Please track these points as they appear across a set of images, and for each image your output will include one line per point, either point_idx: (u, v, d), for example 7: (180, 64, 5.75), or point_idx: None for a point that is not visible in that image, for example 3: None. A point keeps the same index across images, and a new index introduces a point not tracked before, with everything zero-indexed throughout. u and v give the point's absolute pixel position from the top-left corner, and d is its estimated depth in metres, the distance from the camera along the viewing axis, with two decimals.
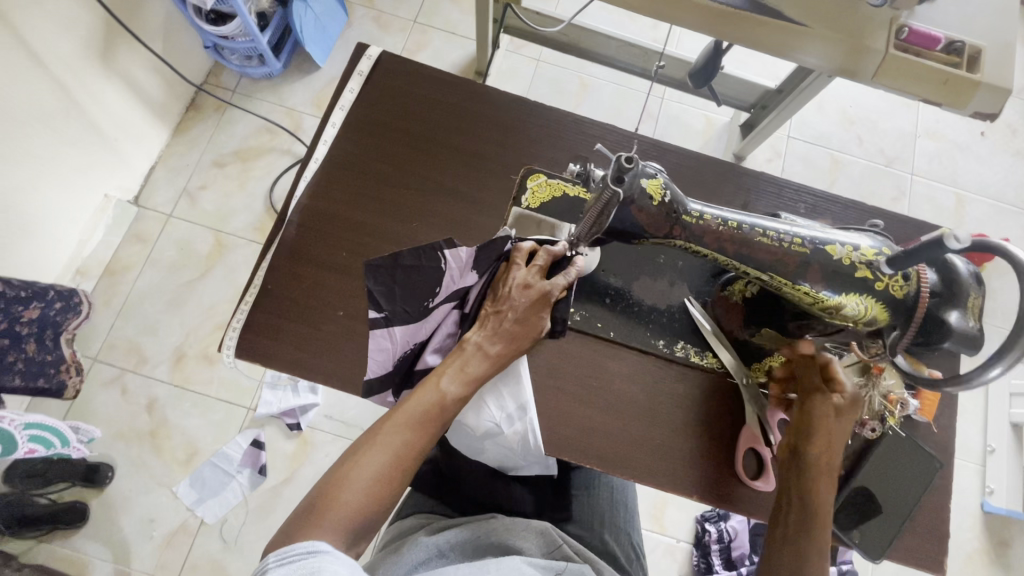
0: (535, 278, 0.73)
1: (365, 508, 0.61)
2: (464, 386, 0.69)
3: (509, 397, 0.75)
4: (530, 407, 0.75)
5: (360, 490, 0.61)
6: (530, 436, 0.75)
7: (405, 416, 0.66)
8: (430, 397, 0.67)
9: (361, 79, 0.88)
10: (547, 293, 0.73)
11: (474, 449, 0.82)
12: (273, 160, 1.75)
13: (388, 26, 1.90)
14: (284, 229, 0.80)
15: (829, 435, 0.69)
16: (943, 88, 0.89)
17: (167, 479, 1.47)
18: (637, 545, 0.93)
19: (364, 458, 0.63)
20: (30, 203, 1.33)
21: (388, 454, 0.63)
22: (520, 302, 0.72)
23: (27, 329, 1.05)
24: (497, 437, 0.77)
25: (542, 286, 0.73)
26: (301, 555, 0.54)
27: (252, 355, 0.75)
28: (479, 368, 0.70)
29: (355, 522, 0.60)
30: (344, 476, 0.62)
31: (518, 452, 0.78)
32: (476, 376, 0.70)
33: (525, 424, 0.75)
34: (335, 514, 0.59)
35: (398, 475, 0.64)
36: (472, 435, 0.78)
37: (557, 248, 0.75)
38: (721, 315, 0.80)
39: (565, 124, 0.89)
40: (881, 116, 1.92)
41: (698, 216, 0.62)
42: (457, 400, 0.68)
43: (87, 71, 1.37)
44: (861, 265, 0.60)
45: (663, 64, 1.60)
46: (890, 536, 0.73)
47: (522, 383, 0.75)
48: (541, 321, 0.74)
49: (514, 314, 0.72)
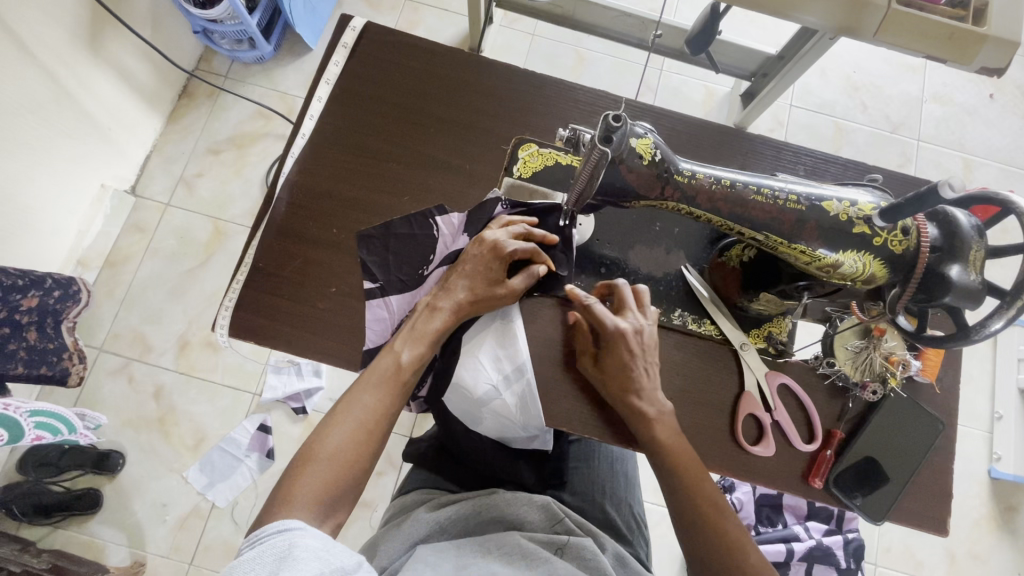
0: (497, 234, 0.74)
1: (336, 477, 0.62)
2: (418, 345, 0.71)
3: (506, 358, 0.76)
4: (527, 368, 0.76)
5: (328, 458, 0.62)
6: (528, 395, 0.76)
7: (366, 382, 0.68)
8: (386, 362, 0.70)
9: (347, 52, 0.86)
10: (498, 246, 0.73)
11: (474, 420, 0.81)
12: (269, 145, 1.74)
13: (379, 4, 1.86)
14: (273, 208, 0.79)
15: (639, 417, 0.71)
16: (948, 43, 0.86)
17: (177, 464, 1.49)
18: (638, 515, 0.93)
19: (329, 428, 0.65)
20: (26, 194, 1.32)
21: (351, 419, 0.65)
22: (475, 254, 0.73)
23: (27, 318, 1.05)
24: (495, 402, 0.77)
25: (492, 237, 0.73)
26: (272, 534, 0.54)
27: (247, 334, 0.75)
28: (431, 324, 0.72)
29: (328, 495, 0.61)
30: (310, 451, 0.63)
31: (516, 420, 0.78)
32: (429, 333, 0.71)
33: (524, 383, 0.76)
34: (306, 488, 0.60)
35: (364, 440, 0.65)
36: (470, 404, 0.78)
37: (537, 231, 0.76)
38: (719, 282, 0.78)
39: (558, 91, 0.87)
40: (886, 81, 1.87)
41: (690, 175, 0.60)
42: (414, 360, 0.70)
43: (76, 59, 1.36)
44: (859, 221, 0.58)
45: (660, 33, 1.56)
46: (891, 497, 0.73)
47: (518, 344, 0.76)
48: (498, 278, 0.74)
49: (466, 268, 0.73)
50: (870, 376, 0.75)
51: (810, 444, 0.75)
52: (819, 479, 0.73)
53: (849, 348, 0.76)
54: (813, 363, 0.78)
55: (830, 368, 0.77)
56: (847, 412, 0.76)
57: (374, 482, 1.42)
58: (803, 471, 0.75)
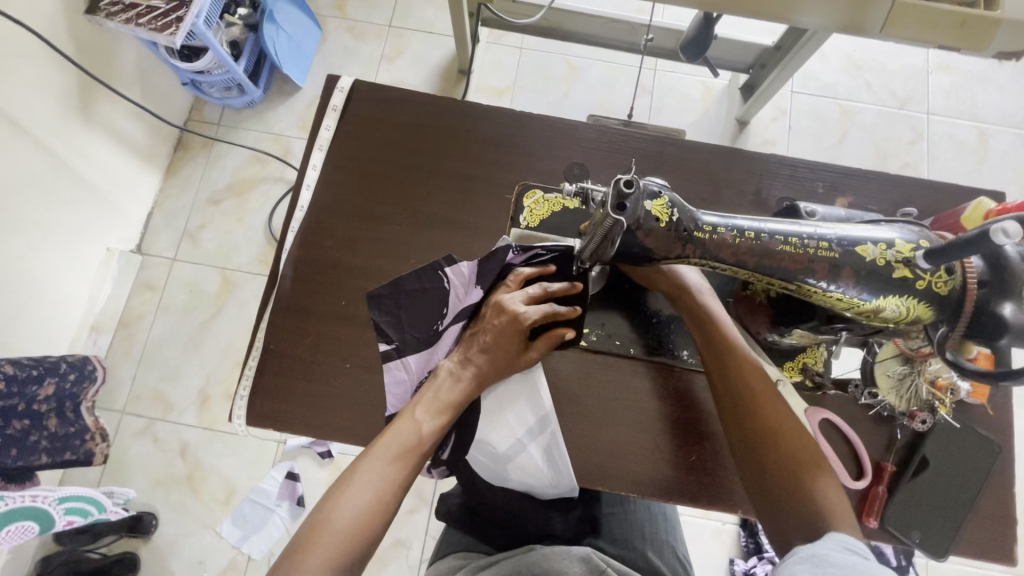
0: (515, 300, 0.72)
1: (348, 549, 0.58)
2: (441, 415, 0.67)
3: (527, 409, 0.74)
4: (551, 419, 0.73)
5: (343, 527, 0.58)
6: (554, 448, 0.73)
7: (384, 450, 0.64)
8: (406, 431, 0.65)
9: (337, 114, 0.83)
10: (518, 315, 0.70)
11: (499, 475, 0.78)
12: (268, 189, 1.72)
13: (363, 35, 1.83)
14: (279, 285, 0.77)
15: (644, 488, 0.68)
16: (961, 30, 0.81)
17: (210, 519, 1.48)
18: (683, 557, 0.90)
19: (345, 494, 0.60)
20: (36, 271, 1.32)
21: (368, 489, 0.61)
22: (496, 323, 0.71)
23: (46, 407, 1.05)
24: (518, 456, 0.74)
25: (511, 304, 0.71)
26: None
27: (264, 420, 0.73)
28: (454, 394, 0.69)
29: (340, 564, 0.57)
30: (323, 518, 0.59)
31: (545, 476, 0.75)
32: (452, 404, 0.68)
33: (549, 434, 0.73)
34: (317, 557, 0.56)
35: (380, 513, 0.61)
36: (493, 459, 0.75)
37: (554, 286, 0.74)
38: (746, 317, 0.74)
39: (559, 130, 0.84)
40: (889, 56, 1.81)
41: (711, 229, 0.57)
42: (434, 432, 0.66)
43: (70, 131, 1.35)
44: (898, 263, 0.54)
45: (652, 36, 1.52)
46: (952, 531, 0.69)
47: (541, 395, 0.74)
48: (518, 347, 0.72)
49: (488, 336, 0.70)
50: (917, 405, 0.71)
51: (860, 480, 0.71)
52: (873, 518, 0.69)
53: (892, 375, 0.72)
54: (853, 392, 0.74)
55: (873, 398, 0.73)
56: (895, 442, 0.73)
57: (408, 522, 1.41)
58: (856, 508, 0.71)
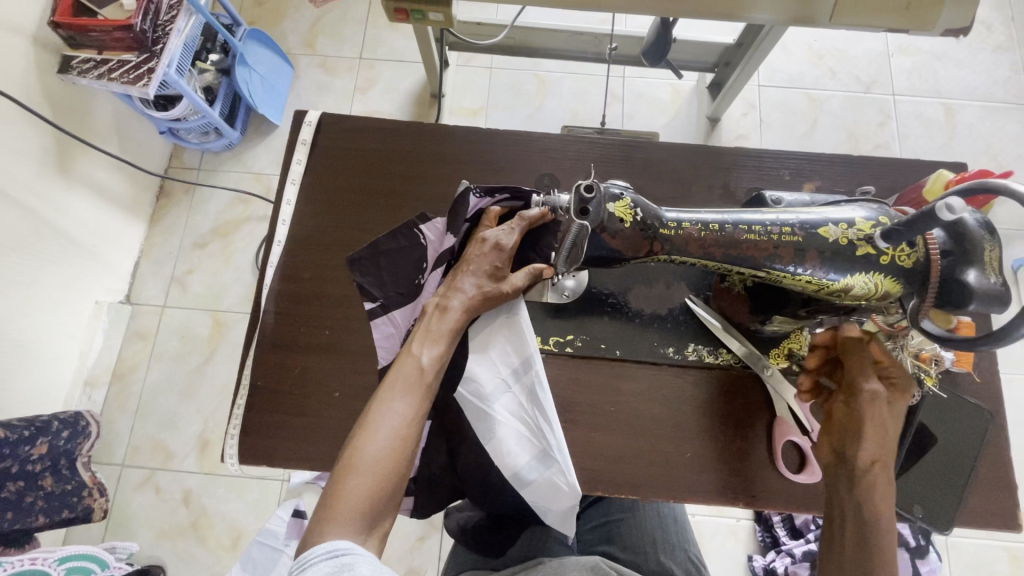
0: (496, 232, 0.69)
1: (379, 489, 0.55)
2: (438, 345, 0.64)
3: (512, 348, 0.73)
4: (535, 360, 0.72)
5: (371, 470, 0.55)
6: (540, 389, 0.72)
7: (391, 388, 0.60)
8: (408, 366, 0.61)
9: (307, 148, 0.85)
10: (500, 243, 0.69)
11: (486, 434, 0.72)
12: (253, 227, 1.73)
13: (335, 69, 1.86)
14: (262, 320, 0.78)
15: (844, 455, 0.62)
16: (906, 13, 0.83)
17: (219, 566, 1.46)
18: (695, 557, 0.89)
19: (365, 436, 0.56)
20: (26, 331, 1.32)
21: (386, 430, 0.57)
22: (482, 253, 0.68)
23: (40, 466, 1.05)
24: (504, 399, 0.72)
25: (491, 235, 0.69)
26: (321, 557, 0.49)
27: (259, 458, 0.72)
28: (445, 323, 0.65)
29: (372, 504, 0.54)
30: (349, 463, 0.55)
31: (535, 421, 0.72)
32: (446, 334, 0.65)
33: (533, 374, 0.72)
34: (348, 504, 0.53)
35: (405, 451, 0.57)
36: (481, 403, 0.72)
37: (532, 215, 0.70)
38: (727, 308, 0.76)
39: (524, 141, 0.85)
40: (850, 44, 1.85)
41: (676, 225, 0.59)
42: (436, 361, 0.63)
43: (52, 189, 1.36)
44: (861, 242, 0.57)
45: (616, 45, 1.55)
46: (953, 501, 0.69)
47: (526, 337, 0.73)
48: (505, 276, 0.70)
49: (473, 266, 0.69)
50: None
51: None
52: None
53: None
54: None
55: None
56: None
57: (418, 547, 1.39)
58: None
